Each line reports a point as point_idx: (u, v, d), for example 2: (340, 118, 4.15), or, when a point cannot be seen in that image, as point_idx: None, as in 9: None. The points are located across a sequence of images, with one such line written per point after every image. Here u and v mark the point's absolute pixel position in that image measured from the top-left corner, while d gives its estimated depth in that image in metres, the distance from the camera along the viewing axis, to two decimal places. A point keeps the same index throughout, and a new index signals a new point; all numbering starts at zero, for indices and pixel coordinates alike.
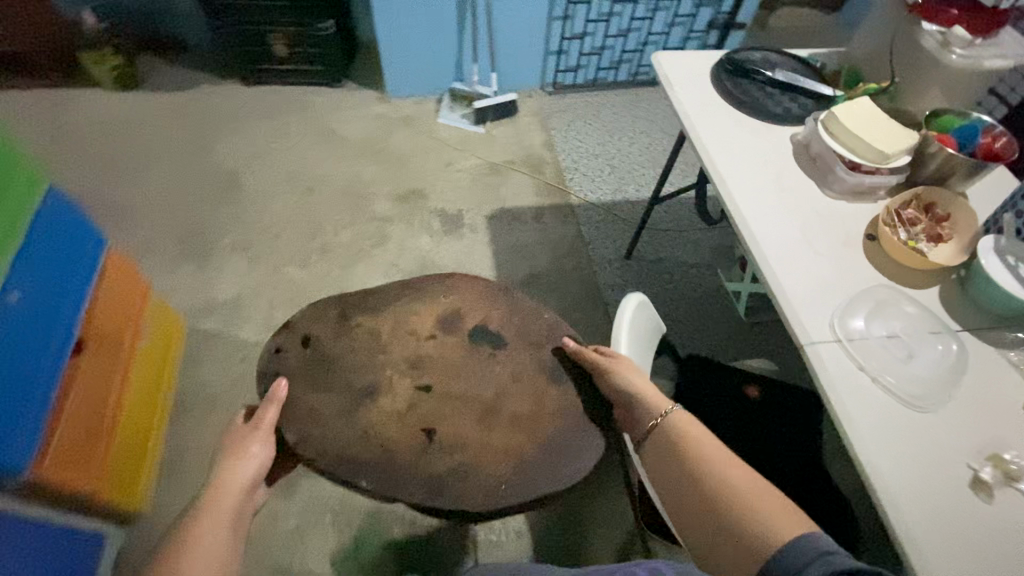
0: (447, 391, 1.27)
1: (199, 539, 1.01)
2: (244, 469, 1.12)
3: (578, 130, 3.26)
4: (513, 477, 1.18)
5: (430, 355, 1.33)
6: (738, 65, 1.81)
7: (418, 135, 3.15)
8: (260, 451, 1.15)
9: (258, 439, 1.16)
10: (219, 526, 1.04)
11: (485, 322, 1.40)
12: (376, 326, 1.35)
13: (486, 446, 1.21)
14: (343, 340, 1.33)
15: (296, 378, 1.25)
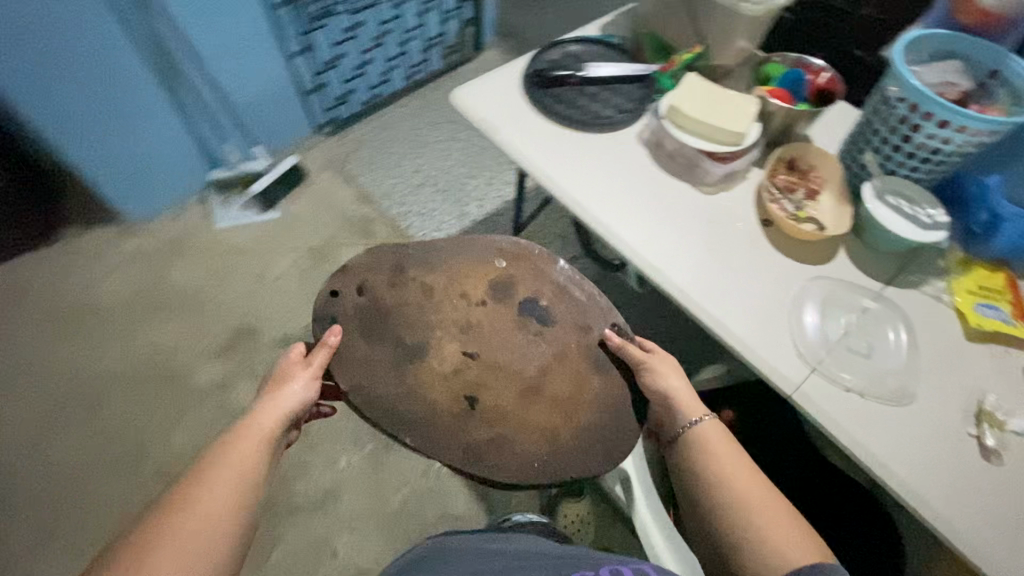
0: (492, 364, 0.92)
1: (217, 460, 0.72)
2: (284, 401, 0.82)
3: (378, 152, 1.96)
4: (548, 458, 0.88)
5: (477, 322, 0.94)
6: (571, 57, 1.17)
7: (210, 265, 1.69)
8: (303, 388, 0.84)
9: (305, 373, 0.86)
10: (254, 443, 0.75)
11: (536, 297, 0.97)
12: (431, 282, 0.97)
13: (530, 429, 0.89)
14: (424, 305, 0.95)
15: (354, 320, 0.93)
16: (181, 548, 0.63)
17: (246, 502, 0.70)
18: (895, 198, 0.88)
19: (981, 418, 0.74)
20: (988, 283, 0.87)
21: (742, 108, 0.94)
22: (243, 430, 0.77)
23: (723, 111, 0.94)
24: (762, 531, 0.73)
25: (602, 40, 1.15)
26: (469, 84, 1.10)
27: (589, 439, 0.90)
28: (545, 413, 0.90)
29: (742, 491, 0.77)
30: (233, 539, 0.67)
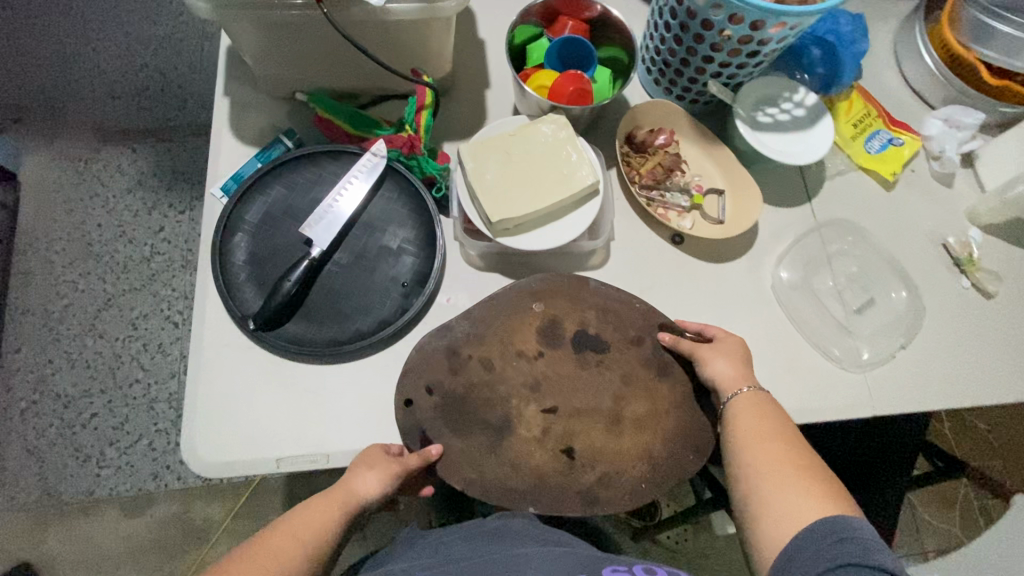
0: (579, 409, 0.62)
1: (263, 549, 0.50)
2: (352, 485, 0.54)
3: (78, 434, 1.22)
4: (665, 468, 0.61)
5: (549, 377, 0.63)
6: (242, 252, 0.63)
7: None
8: (376, 477, 0.55)
9: (386, 461, 0.56)
10: (313, 538, 0.51)
11: (587, 321, 0.65)
12: (480, 364, 0.63)
13: (628, 451, 0.62)
14: (483, 374, 0.62)
15: (441, 424, 0.60)
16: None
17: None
18: (766, 112, 0.70)
19: (962, 267, 0.73)
20: (855, 113, 0.79)
21: (560, 143, 0.63)
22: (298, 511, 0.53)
23: (545, 167, 0.63)
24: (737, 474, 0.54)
25: (274, 164, 0.66)
26: (188, 421, 0.58)
27: (682, 442, 0.62)
28: (634, 439, 0.62)
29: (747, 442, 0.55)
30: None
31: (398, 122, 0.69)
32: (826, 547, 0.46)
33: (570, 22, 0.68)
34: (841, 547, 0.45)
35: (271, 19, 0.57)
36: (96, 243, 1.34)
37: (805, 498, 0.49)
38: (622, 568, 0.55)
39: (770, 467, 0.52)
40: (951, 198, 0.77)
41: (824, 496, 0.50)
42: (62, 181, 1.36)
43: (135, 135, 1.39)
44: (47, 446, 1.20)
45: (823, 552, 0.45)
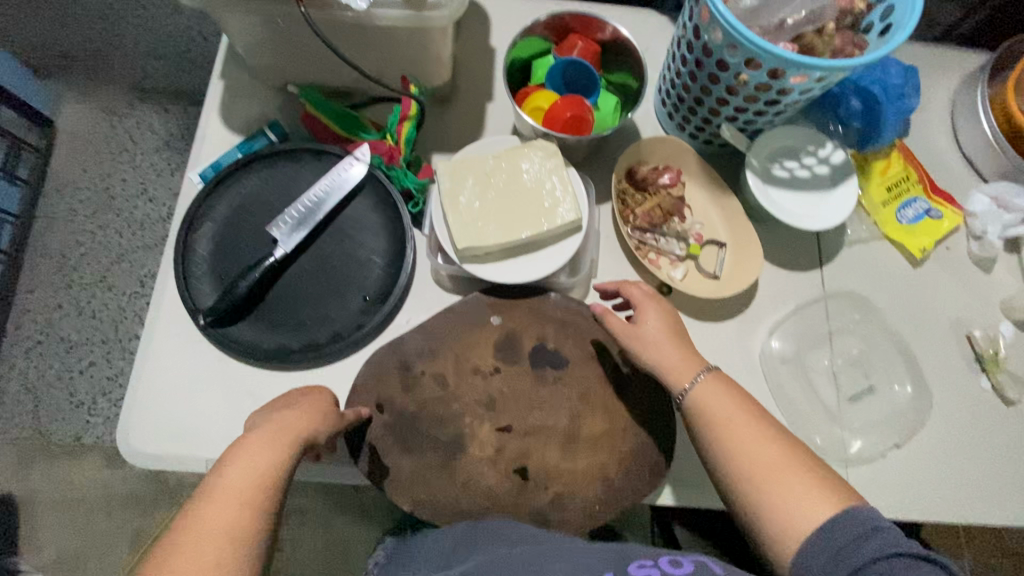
0: (534, 426, 0.57)
1: (207, 507, 0.40)
2: (290, 420, 0.48)
3: (75, 381, 1.25)
4: (622, 495, 0.56)
5: (504, 393, 0.58)
6: (212, 245, 0.62)
7: None
8: (313, 409, 0.50)
9: (321, 399, 0.51)
10: (267, 476, 0.43)
11: (547, 335, 0.60)
12: (433, 377, 0.58)
13: (583, 474, 0.56)
14: (435, 391, 0.58)
15: (382, 448, 0.56)
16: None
17: (251, 557, 0.39)
18: (782, 166, 0.64)
19: (984, 365, 0.65)
20: (891, 176, 0.71)
21: (544, 174, 0.59)
22: (230, 461, 0.43)
23: (525, 197, 0.59)
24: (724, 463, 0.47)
25: (254, 156, 0.64)
26: (126, 409, 0.58)
27: (638, 467, 0.57)
28: (588, 460, 0.56)
29: (726, 432, 0.48)
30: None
31: (386, 128, 0.66)
32: (870, 535, 0.40)
33: (580, 44, 0.63)
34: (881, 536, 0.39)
35: (269, 12, 0.54)
36: (119, 197, 1.36)
37: (807, 490, 0.43)
38: (649, 561, 0.44)
39: (758, 464, 0.45)
40: (985, 285, 0.69)
41: (829, 484, 0.44)
42: (96, 132, 1.37)
43: (169, 95, 1.38)
44: (45, 387, 1.25)
45: (866, 541, 0.39)
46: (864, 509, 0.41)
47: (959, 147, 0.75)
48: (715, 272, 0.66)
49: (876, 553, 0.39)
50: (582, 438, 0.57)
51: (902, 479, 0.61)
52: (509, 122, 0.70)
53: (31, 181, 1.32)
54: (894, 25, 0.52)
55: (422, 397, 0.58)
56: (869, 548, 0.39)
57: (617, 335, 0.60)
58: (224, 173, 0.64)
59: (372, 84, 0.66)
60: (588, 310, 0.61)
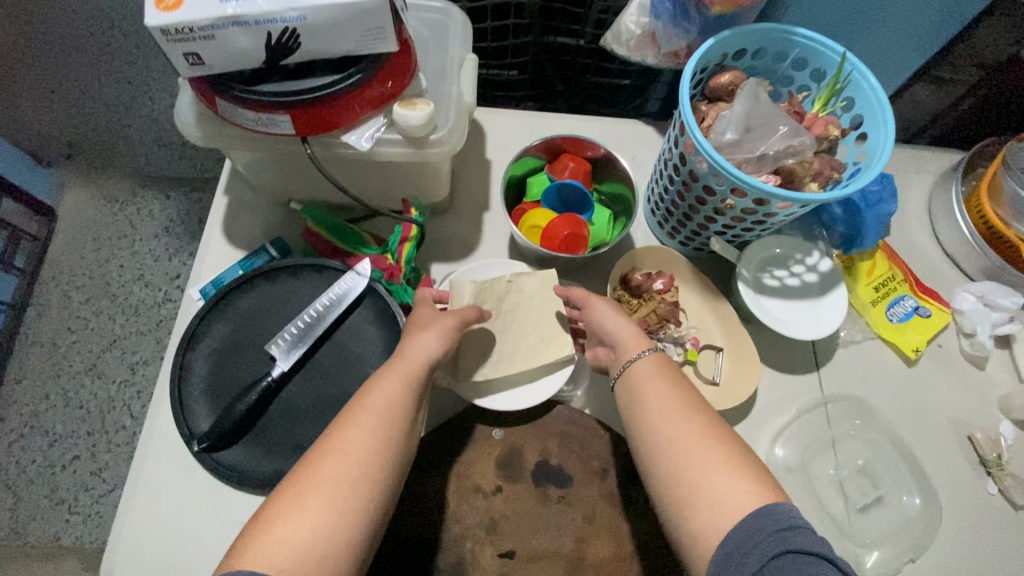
0: (538, 551, 0.55)
1: (344, 435, 0.44)
2: (414, 353, 0.50)
3: (56, 477, 1.20)
4: None
5: (507, 516, 0.56)
6: (213, 364, 0.62)
7: None
8: (439, 335, 0.52)
9: (448, 320, 0.54)
10: (397, 409, 0.46)
11: (550, 451, 0.59)
12: (435, 499, 0.57)
13: None
14: (434, 515, 0.56)
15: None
16: (291, 538, 0.38)
17: (388, 471, 0.43)
18: (772, 275, 0.66)
19: (989, 468, 0.64)
20: (878, 276, 0.72)
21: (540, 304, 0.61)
22: (364, 396, 0.47)
23: (530, 322, 0.60)
24: (660, 455, 0.45)
25: (255, 274, 0.65)
26: (113, 544, 0.56)
27: None
28: None
29: (661, 420, 0.47)
30: (357, 552, 0.40)
31: (386, 243, 0.68)
32: (763, 537, 0.38)
33: (571, 164, 0.66)
34: (785, 534, 0.38)
35: (275, 148, 0.57)
36: (115, 283, 1.34)
37: (740, 480, 0.42)
38: None
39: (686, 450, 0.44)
40: (980, 383, 0.70)
41: (754, 475, 0.43)
42: (97, 220, 1.36)
43: (170, 182, 1.38)
44: (25, 484, 1.19)
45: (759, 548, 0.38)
46: (784, 505, 0.40)
47: (940, 245, 0.78)
48: (718, 374, 0.66)
49: (764, 561, 0.37)
50: (586, 563, 0.55)
51: None
52: (506, 232, 0.72)
53: (28, 269, 1.31)
54: (872, 158, 0.55)
55: (422, 521, 0.56)
56: (762, 553, 0.38)
57: (620, 450, 0.59)
58: (225, 289, 0.64)
59: (374, 202, 0.68)
60: (591, 422, 0.61)
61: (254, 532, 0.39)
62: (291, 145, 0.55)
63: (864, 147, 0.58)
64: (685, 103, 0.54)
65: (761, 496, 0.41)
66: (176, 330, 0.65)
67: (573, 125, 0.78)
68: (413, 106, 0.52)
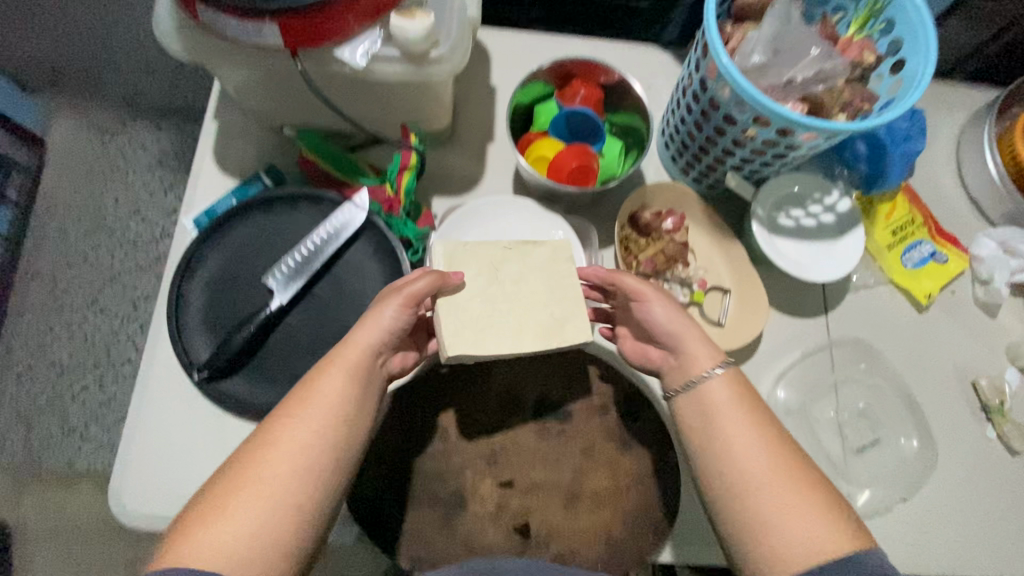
0: (537, 482, 0.56)
1: (281, 429, 0.41)
2: (359, 341, 0.47)
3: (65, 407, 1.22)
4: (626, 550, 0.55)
5: (507, 448, 0.57)
6: (208, 297, 0.61)
7: None
8: (393, 322, 0.48)
9: (393, 299, 0.49)
10: (338, 402, 0.44)
11: (551, 386, 0.59)
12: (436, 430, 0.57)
13: (584, 531, 0.55)
14: (434, 445, 0.56)
15: (385, 500, 0.55)
16: (220, 538, 0.36)
17: (329, 466, 0.41)
18: (788, 215, 0.63)
19: (990, 415, 0.64)
20: (898, 219, 0.70)
21: (533, 266, 0.54)
22: (309, 387, 0.44)
23: (539, 291, 0.53)
24: (725, 474, 0.43)
25: (249, 203, 0.63)
26: (120, 467, 0.57)
27: (642, 524, 0.55)
28: (591, 516, 0.55)
29: (733, 441, 0.44)
30: (295, 548, 0.39)
31: (384, 174, 0.65)
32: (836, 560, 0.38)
33: (581, 91, 0.62)
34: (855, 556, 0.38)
35: (265, 64, 0.53)
36: (112, 217, 1.32)
37: (814, 519, 0.40)
38: None
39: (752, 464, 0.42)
40: (990, 330, 0.69)
41: (831, 510, 0.41)
42: (89, 152, 1.32)
43: (161, 113, 1.33)
44: (35, 413, 1.21)
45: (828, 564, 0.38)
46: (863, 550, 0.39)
47: (964, 188, 0.74)
48: (721, 315, 0.64)
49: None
50: (583, 493, 0.56)
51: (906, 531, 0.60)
52: (510, 165, 0.68)
53: (21, 200, 1.28)
54: (908, 86, 0.51)
55: (423, 451, 0.56)
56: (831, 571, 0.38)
57: (622, 387, 0.59)
58: (216, 219, 0.62)
59: (371, 128, 0.64)
60: (593, 359, 0.60)
61: (173, 541, 0.36)
62: (281, 61, 0.52)
63: (899, 75, 0.53)
64: (710, 19, 0.49)
65: (836, 538, 0.39)
66: (171, 259, 0.63)
67: (584, 50, 0.72)
68: (411, 17, 0.48)
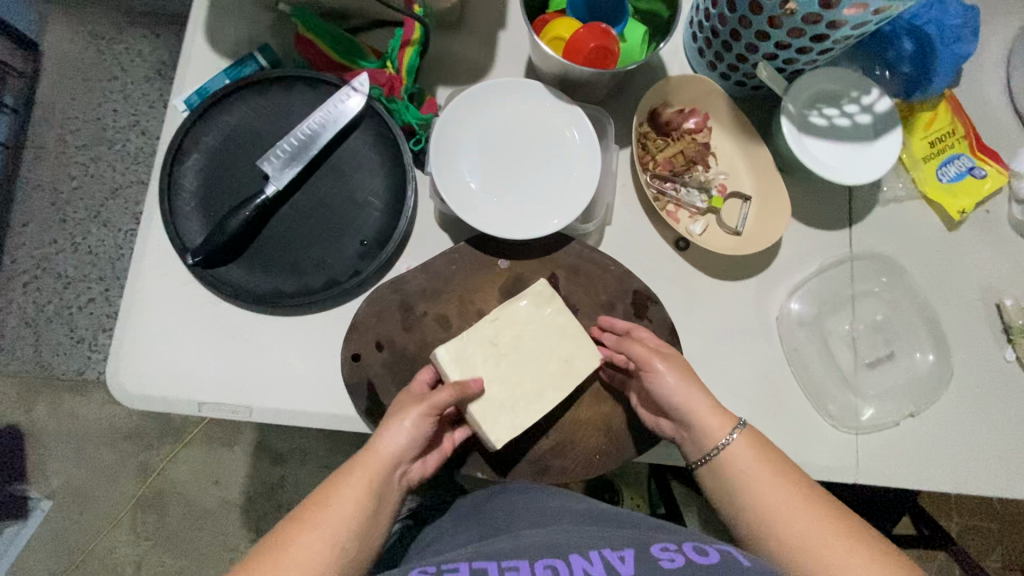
0: None
1: (296, 542, 0.39)
2: (385, 448, 0.45)
3: (73, 318, 1.22)
4: (623, 440, 0.55)
5: None
6: (201, 183, 0.58)
7: None
8: (411, 429, 0.46)
9: (415, 410, 0.47)
10: (356, 512, 0.42)
11: (556, 283, 0.57)
12: (438, 321, 0.56)
13: (583, 423, 0.55)
14: (435, 335, 0.55)
15: (384, 386, 0.54)
16: None
17: None
18: (820, 113, 0.58)
19: (1011, 335, 0.62)
20: (938, 130, 0.64)
21: (547, 321, 0.54)
22: (321, 496, 0.42)
23: (541, 348, 0.53)
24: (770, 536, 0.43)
25: (242, 82, 0.59)
26: (117, 345, 0.56)
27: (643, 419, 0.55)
28: (591, 410, 0.55)
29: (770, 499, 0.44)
30: None
31: (386, 56, 0.60)
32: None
33: None
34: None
35: None
36: (111, 129, 1.27)
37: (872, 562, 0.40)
38: (672, 545, 0.41)
39: (799, 526, 0.42)
40: (1022, 251, 0.65)
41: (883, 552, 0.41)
42: (84, 59, 1.26)
43: (157, 19, 1.26)
44: (44, 322, 1.21)
45: None
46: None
47: (1011, 99, 0.68)
48: (738, 222, 0.61)
49: None
50: (585, 389, 0.55)
51: (913, 444, 0.59)
52: (522, 54, 0.64)
53: (18, 107, 1.24)
54: None
55: (423, 341, 0.55)
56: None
57: (630, 286, 0.57)
58: (209, 99, 0.58)
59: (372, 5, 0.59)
60: (602, 258, 0.57)
61: None
62: None
63: None
64: None
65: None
66: (162, 141, 0.60)
67: None
68: None
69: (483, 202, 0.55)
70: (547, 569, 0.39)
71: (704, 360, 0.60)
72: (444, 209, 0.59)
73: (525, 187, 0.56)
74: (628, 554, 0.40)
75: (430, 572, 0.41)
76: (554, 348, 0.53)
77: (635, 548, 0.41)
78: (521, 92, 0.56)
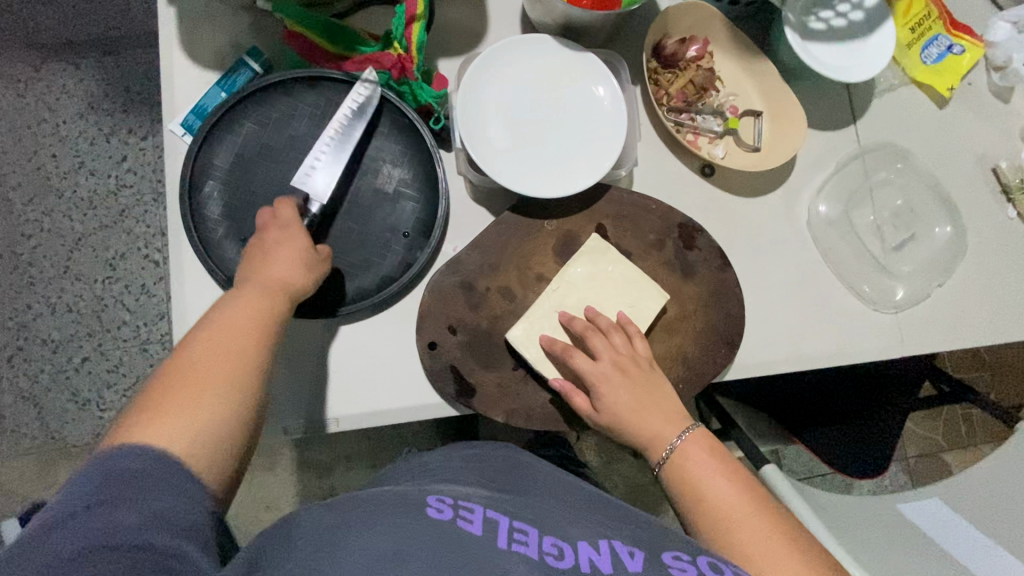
0: None
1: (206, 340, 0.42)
2: (272, 267, 0.48)
3: (70, 381, 1.15)
4: (699, 366, 0.58)
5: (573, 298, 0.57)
6: (226, 210, 0.56)
7: None
8: (292, 239, 0.50)
9: (295, 232, 0.50)
10: (261, 315, 0.45)
11: (605, 232, 0.58)
12: (502, 294, 0.56)
13: (659, 358, 0.58)
14: (503, 306, 0.56)
15: (466, 367, 0.55)
16: (172, 434, 0.37)
17: (258, 370, 0.43)
18: (818, 17, 0.60)
19: (1010, 194, 0.67)
20: (915, 15, 0.65)
21: (607, 273, 0.56)
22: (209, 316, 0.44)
23: (607, 297, 0.55)
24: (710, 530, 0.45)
25: (241, 95, 0.56)
26: None
27: (712, 343, 0.58)
28: (664, 345, 0.58)
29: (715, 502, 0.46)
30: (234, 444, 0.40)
31: (384, 37, 0.57)
32: None
33: None
34: None
35: None
36: (55, 175, 1.16)
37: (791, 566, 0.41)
38: (685, 555, 0.40)
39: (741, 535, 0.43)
40: (1007, 115, 0.69)
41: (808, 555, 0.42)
42: (6, 107, 1.16)
43: (76, 47, 1.15)
44: (43, 392, 1.14)
45: None
46: None
47: None
48: (757, 139, 0.63)
49: None
50: (656, 326, 0.58)
51: (948, 311, 0.64)
52: (517, 11, 0.62)
53: None
54: None
55: (493, 315, 0.56)
56: None
57: (674, 220, 0.59)
58: (209, 120, 0.55)
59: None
60: (643, 199, 0.59)
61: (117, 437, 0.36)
62: None
63: None
64: None
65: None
66: (169, 173, 0.57)
67: None
68: None
69: (516, 167, 0.55)
70: (554, 544, 0.38)
71: (753, 276, 0.62)
72: (478, 182, 0.58)
73: (555, 144, 0.56)
74: (637, 551, 0.39)
75: (447, 501, 0.39)
76: (620, 296, 0.55)
77: (646, 552, 0.39)
78: (535, 48, 0.56)
